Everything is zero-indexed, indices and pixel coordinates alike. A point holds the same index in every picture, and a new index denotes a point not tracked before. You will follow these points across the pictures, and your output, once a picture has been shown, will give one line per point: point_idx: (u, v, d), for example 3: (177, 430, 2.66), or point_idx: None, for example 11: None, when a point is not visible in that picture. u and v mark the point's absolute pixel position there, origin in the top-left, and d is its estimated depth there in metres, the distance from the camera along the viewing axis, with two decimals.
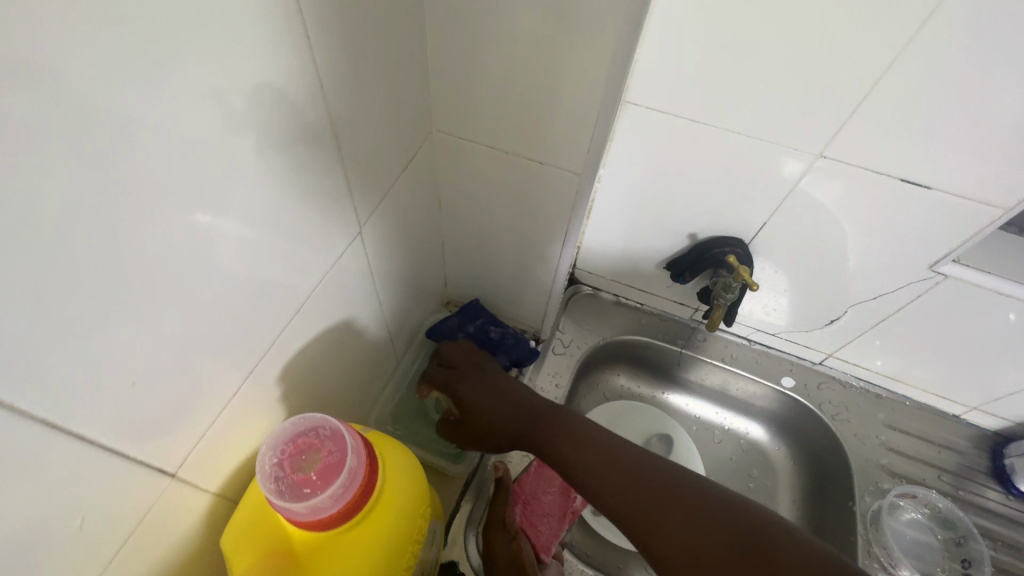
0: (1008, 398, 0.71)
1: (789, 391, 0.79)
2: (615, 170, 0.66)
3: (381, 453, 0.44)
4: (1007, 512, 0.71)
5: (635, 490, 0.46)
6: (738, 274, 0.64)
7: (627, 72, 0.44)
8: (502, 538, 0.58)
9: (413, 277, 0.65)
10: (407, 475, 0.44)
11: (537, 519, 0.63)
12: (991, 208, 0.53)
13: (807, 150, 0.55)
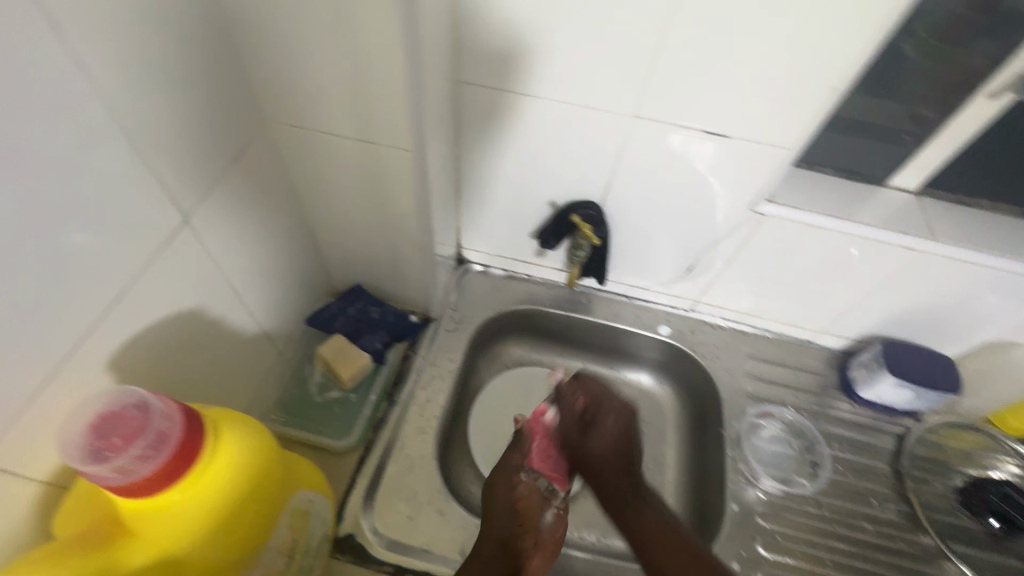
0: (842, 317, 0.81)
1: (666, 339, 0.87)
2: (471, 148, 0.69)
3: (220, 428, 0.40)
4: (854, 418, 0.81)
5: (648, 518, 0.63)
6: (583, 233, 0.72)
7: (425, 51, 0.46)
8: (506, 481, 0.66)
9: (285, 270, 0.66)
10: (250, 451, 0.41)
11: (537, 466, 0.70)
12: (778, 151, 0.59)
13: (624, 112, 0.60)
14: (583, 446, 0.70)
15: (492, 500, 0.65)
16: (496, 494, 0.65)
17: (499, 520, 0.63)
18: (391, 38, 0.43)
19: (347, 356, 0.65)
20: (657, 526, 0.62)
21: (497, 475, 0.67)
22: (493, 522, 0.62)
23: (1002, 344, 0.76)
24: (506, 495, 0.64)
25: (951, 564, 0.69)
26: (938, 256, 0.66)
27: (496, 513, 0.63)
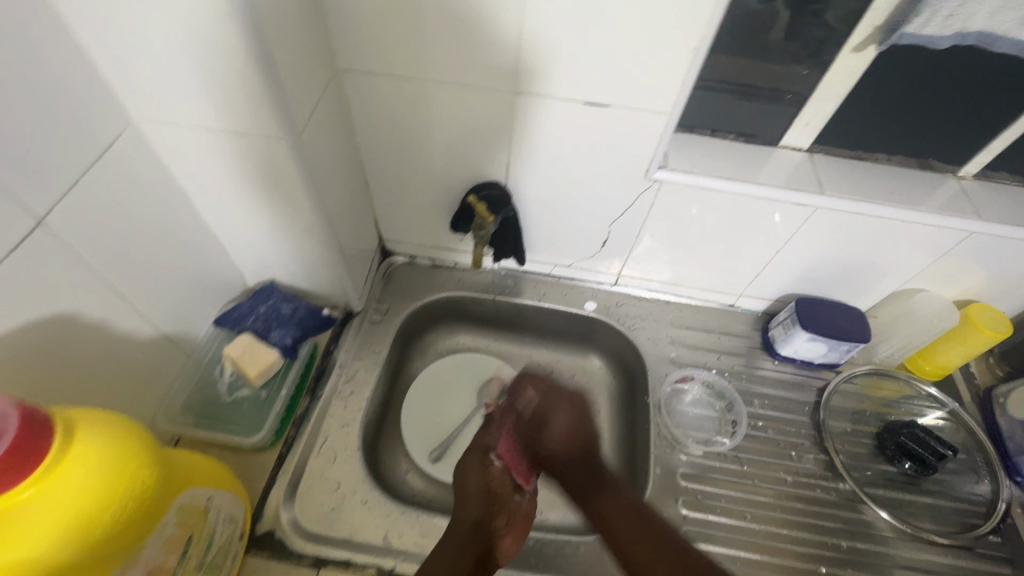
0: (759, 277, 0.83)
1: (592, 314, 0.88)
2: (369, 138, 0.69)
3: (67, 431, 0.39)
4: (777, 375, 0.83)
5: (606, 493, 0.63)
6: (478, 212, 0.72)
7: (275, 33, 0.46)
8: (474, 468, 0.68)
9: (187, 271, 0.64)
10: (101, 452, 0.39)
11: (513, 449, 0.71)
12: (656, 115, 0.60)
13: (504, 89, 0.60)
14: (545, 420, 0.72)
15: (466, 483, 0.67)
16: (466, 467, 0.68)
17: (473, 502, 0.64)
18: (232, 22, 0.43)
19: (254, 353, 0.64)
20: (623, 515, 0.60)
21: (470, 456, 0.70)
22: (466, 510, 0.63)
23: (904, 291, 0.79)
24: (478, 465, 0.68)
25: (866, 506, 0.71)
26: (829, 208, 0.68)
27: (469, 496, 0.65)
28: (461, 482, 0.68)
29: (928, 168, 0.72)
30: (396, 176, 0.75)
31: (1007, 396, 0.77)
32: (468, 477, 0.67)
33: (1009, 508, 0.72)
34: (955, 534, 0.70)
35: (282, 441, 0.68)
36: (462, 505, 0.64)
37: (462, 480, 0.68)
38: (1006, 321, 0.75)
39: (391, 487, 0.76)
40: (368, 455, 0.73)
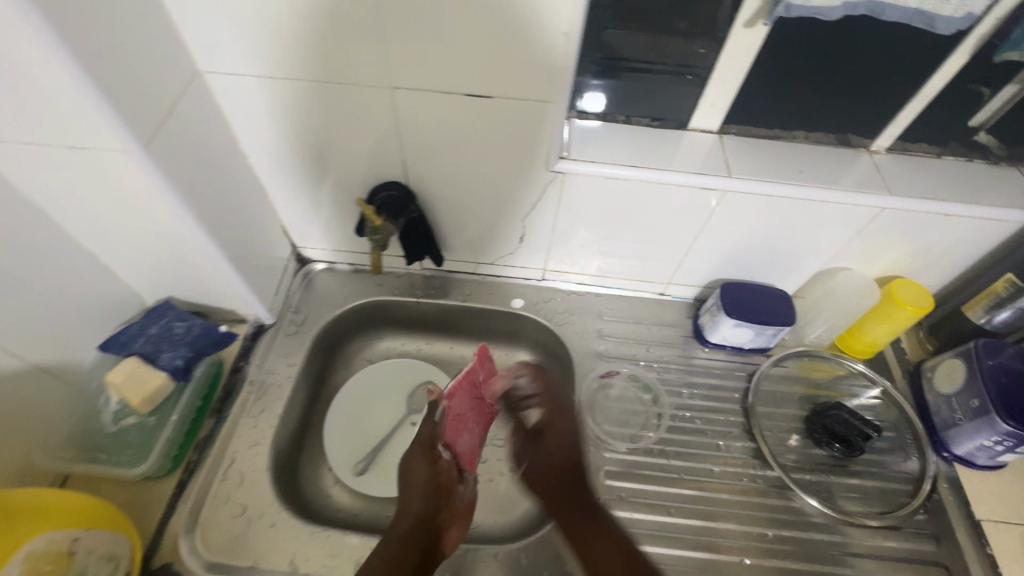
0: (684, 264, 0.81)
1: (519, 311, 0.85)
2: (256, 143, 0.65)
3: None
4: (707, 363, 0.82)
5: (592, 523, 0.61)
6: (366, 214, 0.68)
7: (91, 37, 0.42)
8: (419, 459, 0.66)
9: (60, 297, 0.60)
10: None
11: (458, 431, 0.70)
12: (543, 104, 0.58)
13: (381, 84, 0.57)
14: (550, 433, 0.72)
15: (413, 478, 0.64)
16: (414, 463, 0.66)
17: (416, 500, 0.62)
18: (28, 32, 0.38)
19: (137, 379, 0.60)
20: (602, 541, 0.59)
21: (414, 449, 0.67)
22: (406, 514, 0.61)
23: (828, 271, 0.77)
24: (426, 462, 0.65)
25: (793, 493, 0.70)
26: (738, 191, 0.66)
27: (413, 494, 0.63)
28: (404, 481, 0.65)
29: (839, 143, 0.71)
30: (294, 182, 0.71)
31: (934, 371, 0.76)
32: (415, 475, 0.64)
33: (936, 485, 0.71)
34: (881, 515, 0.69)
35: (181, 467, 0.64)
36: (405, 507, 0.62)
37: (405, 477, 0.65)
38: (928, 297, 0.73)
39: (311, 505, 0.73)
40: (281, 474, 0.70)
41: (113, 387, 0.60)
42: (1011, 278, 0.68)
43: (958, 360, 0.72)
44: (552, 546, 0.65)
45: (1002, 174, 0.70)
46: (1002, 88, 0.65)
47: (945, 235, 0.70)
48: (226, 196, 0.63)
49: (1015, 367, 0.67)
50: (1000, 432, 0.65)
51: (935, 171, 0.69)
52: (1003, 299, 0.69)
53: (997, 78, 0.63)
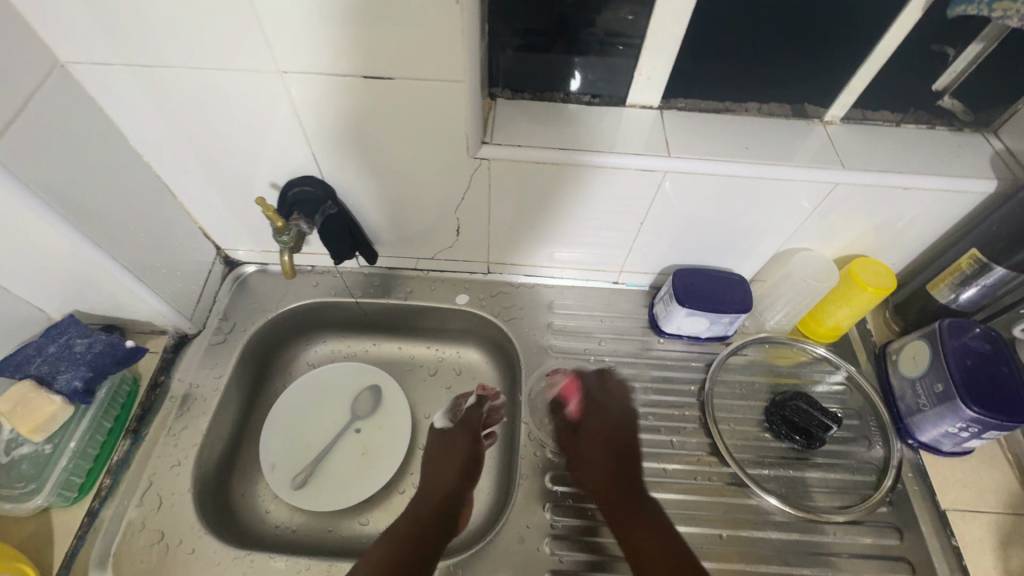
0: (635, 251, 0.76)
1: (465, 308, 0.80)
2: (148, 140, 0.59)
3: None
4: (663, 354, 0.77)
5: (639, 504, 0.59)
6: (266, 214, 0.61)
7: None
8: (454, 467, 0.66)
9: None
10: None
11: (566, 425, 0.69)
12: (452, 84, 0.52)
13: (267, 69, 0.51)
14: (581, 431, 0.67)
15: (450, 456, 0.67)
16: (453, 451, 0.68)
17: (449, 479, 0.65)
18: None
19: (27, 406, 0.55)
20: (642, 523, 0.57)
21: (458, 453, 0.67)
22: (432, 489, 0.64)
23: (785, 252, 0.72)
24: (461, 450, 0.68)
25: (750, 490, 0.66)
26: (680, 172, 0.61)
27: (444, 469, 0.66)
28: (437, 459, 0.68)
29: (790, 114, 0.65)
30: (201, 180, 0.65)
31: (899, 353, 0.71)
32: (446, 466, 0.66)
33: (901, 474, 0.67)
34: (842, 510, 0.65)
35: (90, 494, 0.60)
36: (433, 481, 0.65)
37: (444, 448, 0.69)
38: (890, 275, 0.68)
39: (246, 523, 0.69)
40: (207, 495, 0.66)
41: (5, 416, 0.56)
42: (976, 254, 0.63)
43: (922, 342, 0.68)
44: (490, 561, 0.61)
45: (967, 140, 0.65)
46: (965, 49, 0.60)
47: (905, 210, 0.65)
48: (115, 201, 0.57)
49: (978, 349, 0.63)
50: (965, 418, 0.61)
51: (894, 140, 0.64)
52: (967, 275, 0.65)
53: (952, 35, 0.58)
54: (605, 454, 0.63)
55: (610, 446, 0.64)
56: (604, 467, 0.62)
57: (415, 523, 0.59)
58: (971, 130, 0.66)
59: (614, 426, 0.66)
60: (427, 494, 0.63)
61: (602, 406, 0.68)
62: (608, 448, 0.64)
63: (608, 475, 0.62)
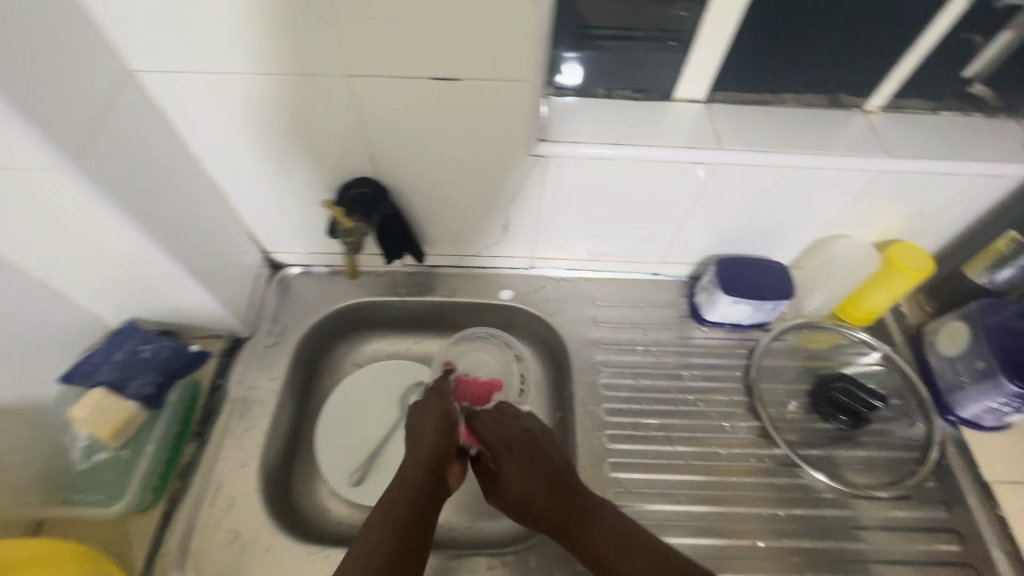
0: (675, 243, 0.77)
1: (508, 303, 0.81)
2: (208, 146, 0.60)
3: None
4: (705, 342, 0.79)
5: (597, 514, 0.59)
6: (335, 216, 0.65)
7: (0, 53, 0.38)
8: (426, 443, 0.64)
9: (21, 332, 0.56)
10: None
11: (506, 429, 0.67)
12: (518, 84, 0.53)
13: (337, 75, 0.52)
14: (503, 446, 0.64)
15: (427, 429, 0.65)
16: (427, 419, 0.66)
17: (424, 471, 0.62)
18: None
19: (102, 413, 0.56)
20: (602, 536, 0.58)
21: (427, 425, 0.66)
22: (415, 473, 0.61)
23: (825, 239, 0.74)
24: (438, 416, 0.66)
25: (801, 470, 0.69)
26: (730, 163, 0.63)
27: (421, 454, 0.63)
28: (416, 436, 0.65)
29: (829, 105, 0.67)
30: (255, 185, 0.66)
31: (937, 334, 0.74)
32: (428, 431, 0.64)
33: (944, 450, 0.70)
34: (889, 486, 0.68)
35: (164, 497, 0.61)
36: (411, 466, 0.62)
37: (414, 427, 0.66)
38: (927, 258, 0.71)
39: (309, 520, 0.70)
40: (273, 494, 0.67)
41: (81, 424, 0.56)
42: (1013, 236, 0.65)
43: (962, 323, 0.70)
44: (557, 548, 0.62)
45: (999, 126, 0.67)
46: (995, 37, 0.62)
47: (942, 195, 0.67)
48: (180, 208, 0.58)
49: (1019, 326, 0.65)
50: (1008, 394, 0.63)
51: (932, 127, 0.66)
52: (1006, 257, 0.67)
53: (986, 25, 0.60)
54: (534, 474, 0.62)
55: (539, 460, 0.63)
56: (536, 492, 0.61)
57: (397, 522, 0.57)
58: (1002, 117, 0.68)
59: (538, 435, 0.65)
60: (399, 487, 0.60)
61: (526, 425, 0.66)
62: (533, 466, 0.62)
63: (547, 492, 0.60)
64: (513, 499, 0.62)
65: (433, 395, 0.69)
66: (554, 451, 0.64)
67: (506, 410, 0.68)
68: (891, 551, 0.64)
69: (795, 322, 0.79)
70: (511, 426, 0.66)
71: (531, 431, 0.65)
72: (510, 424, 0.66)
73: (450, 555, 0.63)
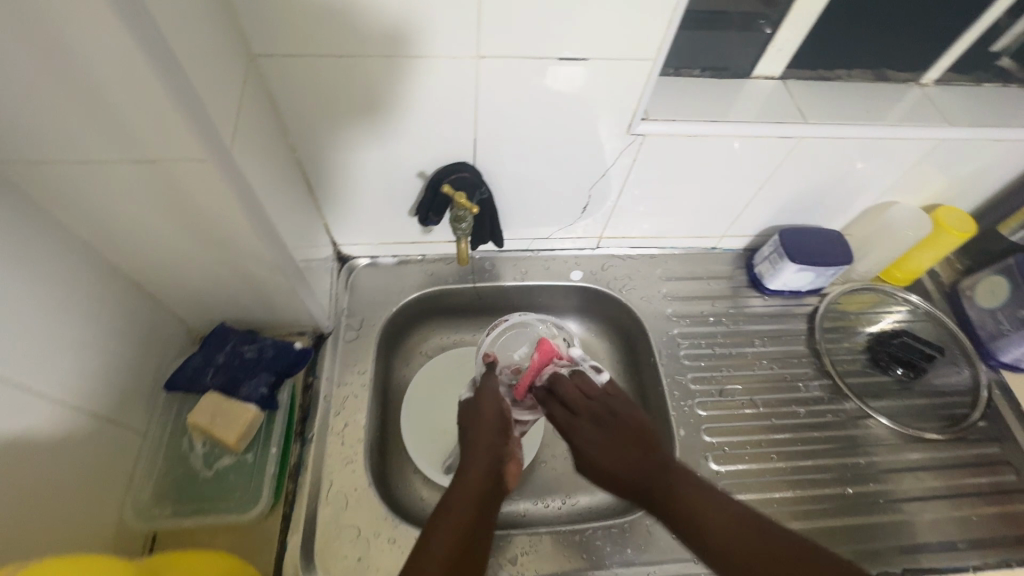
0: (740, 217, 0.81)
1: (580, 283, 0.83)
2: (306, 133, 0.59)
3: None
4: (768, 310, 0.84)
5: (684, 480, 0.51)
6: (458, 203, 0.63)
7: (173, 45, 0.37)
8: (480, 447, 0.56)
9: (130, 330, 0.54)
10: None
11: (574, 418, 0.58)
12: (641, 62, 0.56)
13: (466, 55, 0.53)
14: (576, 427, 0.57)
15: (478, 424, 0.58)
16: (482, 419, 0.59)
17: (491, 452, 0.56)
18: (113, 45, 0.34)
19: (226, 416, 0.58)
20: (697, 505, 0.49)
21: (481, 419, 0.59)
22: (485, 455, 0.55)
23: (878, 206, 0.79)
24: (498, 410, 0.60)
25: (871, 419, 0.75)
26: (814, 137, 0.66)
27: (482, 441, 0.56)
28: (473, 425, 0.59)
29: (886, 79, 0.72)
30: (348, 172, 0.65)
31: (974, 289, 0.82)
32: (483, 435, 0.57)
33: (989, 391, 0.77)
34: (948, 428, 0.75)
35: (281, 499, 0.59)
36: (478, 448, 0.56)
37: (474, 410, 0.60)
38: (970, 222, 0.78)
39: (412, 512, 0.69)
40: (379, 487, 0.65)
41: (200, 429, 0.58)
42: None
43: (1002, 277, 0.78)
44: None
45: None
46: None
47: (988, 161, 0.73)
48: (281, 197, 0.56)
49: None
50: None
51: (979, 96, 0.71)
52: None
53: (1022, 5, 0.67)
54: (621, 449, 0.55)
55: (624, 440, 0.55)
56: (623, 470, 0.53)
57: (478, 502, 0.51)
58: None
59: (609, 412, 0.57)
60: (473, 470, 0.54)
61: (595, 405, 0.57)
62: (612, 436, 0.56)
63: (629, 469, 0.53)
64: (607, 481, 0.55)
65: (480, 389, 0.62)
66: (627, 425, 0.56)
67: (574, 393, 0.59)
68: (960, 486, 0.70)
69: (827, 291, 0.85)
70: (586, 410, 0.57)
71: (603, 412, 0.58)
72: (582, 407, 0.58)
73: (574, 530, 0.63)
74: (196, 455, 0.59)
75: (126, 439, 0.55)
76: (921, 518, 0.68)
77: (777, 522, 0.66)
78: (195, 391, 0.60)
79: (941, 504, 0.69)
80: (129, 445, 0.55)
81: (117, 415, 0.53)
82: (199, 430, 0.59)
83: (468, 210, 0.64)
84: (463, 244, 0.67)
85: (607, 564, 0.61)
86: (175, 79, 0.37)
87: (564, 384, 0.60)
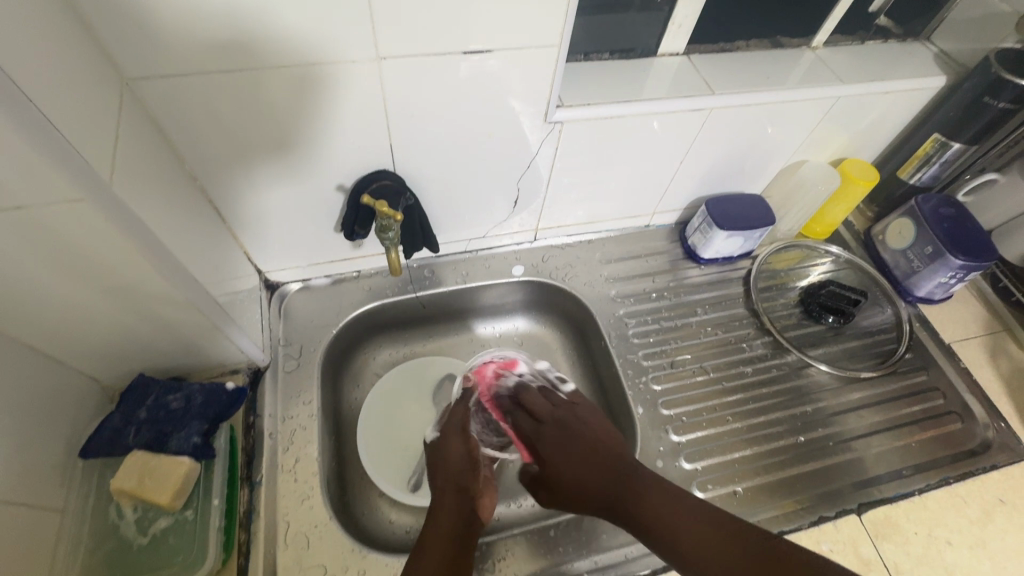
0: (668, 192, 0.82)
1: (523, 277, 0.82)
2: (203, 154, 0.55)
3: None
4: (706, 279, 0.86)
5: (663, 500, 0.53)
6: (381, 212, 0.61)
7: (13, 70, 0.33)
8: (451, 462, 0.59)
9: (34, 398, 0.49)
10: None
11: (548, 413, 0.60)
12: (548, 49, 0.56)
13: (367, 59, 0.51)
14: (542, 445, 0.58)
15: (445, 455, 0.60)
16: (449, 449, 0.60)
17: (458, 497, 0.56)
18: None
19: (156, 475, 0.55)
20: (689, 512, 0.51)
21: (449, 429, 0.63)
22: (451, 500, 0.56)
23: (791, 165, 0.83)
24: (464, 441, 0.61)
25: (812, 368, 0.78)
26: (722, 108, 0.68)
27: (450, 487, 0.57)
28: (437, 461, 0.60)
29: (781, 45, 0.75)
30: (260, 193, 0.61)
31: (885, 233, 0.87)
32: (447, 463, 0.59)
33: (910, 325, 0.83)
34: (880, 365, 0.80)
35: (235, 552, 0.55)
36: (444, 495, 0.56)
37: (438, 447, 0.61)
38: (873, 169, 0.83)
39: (383, 537, 0.66)
40: (342, 520, 0.62)
41: (129, 495, 0.54)
42: (936, 137, 0.78)
43: (905, 219, 0.83)
44: None
45: (912, 49, 0.79)
46: None
47: (881, 114, 0.78)
48: (181, 223, 0.51)
49: (947, 212, 0.80)
50: (953, 268, 0.77)
51: (866, 53, 0.76)
52: (931, 156, 0.81)
53: None
54: (586, 467, 0.56)
55: (592, 459, 0.56)
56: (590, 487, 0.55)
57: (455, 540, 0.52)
58: (913, 40, 0.80)
59: (574, 427, 0.59)
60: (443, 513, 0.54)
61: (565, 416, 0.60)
62: (586, 460, 0.56)
63: (600, 486, 0.55)
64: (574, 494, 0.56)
65: (445, 422, 0.64)
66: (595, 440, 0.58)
67: (540, 403, 0.61)
68: (898, 416, 0.75)
69: (756, 252, 0.89)
70: (549, 419, 0.59)
71: (571, 423, 0.59)
72: (551, 418, 0.59)
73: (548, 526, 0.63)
74: (127, 524, 0.54)
75: (41, 521, 0.48)
76: (868, 453, 0.72)
77: (740, 482, 0.68)
78: (119, 454, 0.56)
79: (885, 436, 0.73)
80: (50, 527, 0.50)
81: (26, 496, 0.47)
82: (128, 496, 0.54)
83: (394, 218, 0.61)
84: (394, 254, 0.65)
85: (585, 554, 0.61)
86: (21, 110, 0.33)
87: (531, 395, 0.62)
